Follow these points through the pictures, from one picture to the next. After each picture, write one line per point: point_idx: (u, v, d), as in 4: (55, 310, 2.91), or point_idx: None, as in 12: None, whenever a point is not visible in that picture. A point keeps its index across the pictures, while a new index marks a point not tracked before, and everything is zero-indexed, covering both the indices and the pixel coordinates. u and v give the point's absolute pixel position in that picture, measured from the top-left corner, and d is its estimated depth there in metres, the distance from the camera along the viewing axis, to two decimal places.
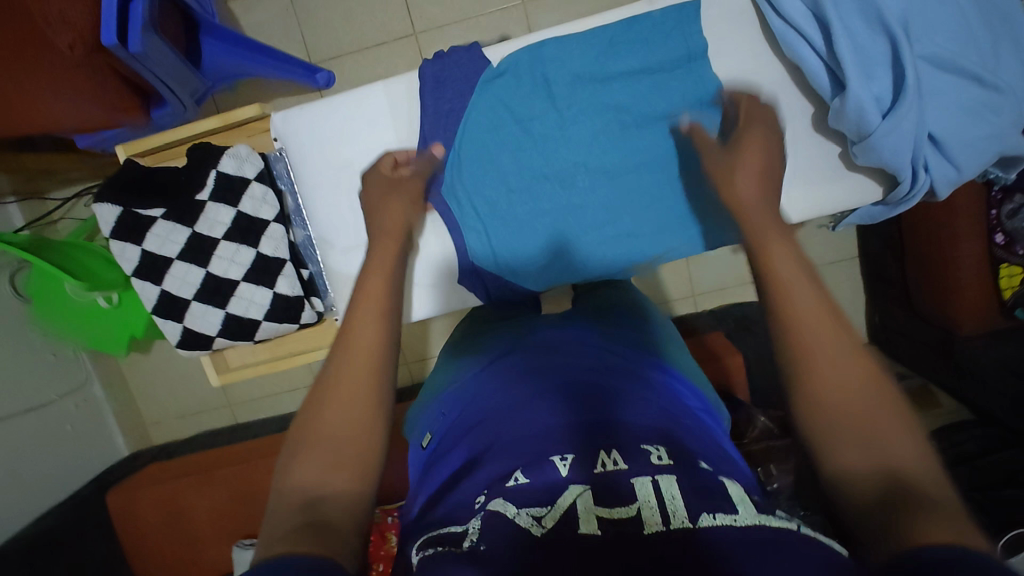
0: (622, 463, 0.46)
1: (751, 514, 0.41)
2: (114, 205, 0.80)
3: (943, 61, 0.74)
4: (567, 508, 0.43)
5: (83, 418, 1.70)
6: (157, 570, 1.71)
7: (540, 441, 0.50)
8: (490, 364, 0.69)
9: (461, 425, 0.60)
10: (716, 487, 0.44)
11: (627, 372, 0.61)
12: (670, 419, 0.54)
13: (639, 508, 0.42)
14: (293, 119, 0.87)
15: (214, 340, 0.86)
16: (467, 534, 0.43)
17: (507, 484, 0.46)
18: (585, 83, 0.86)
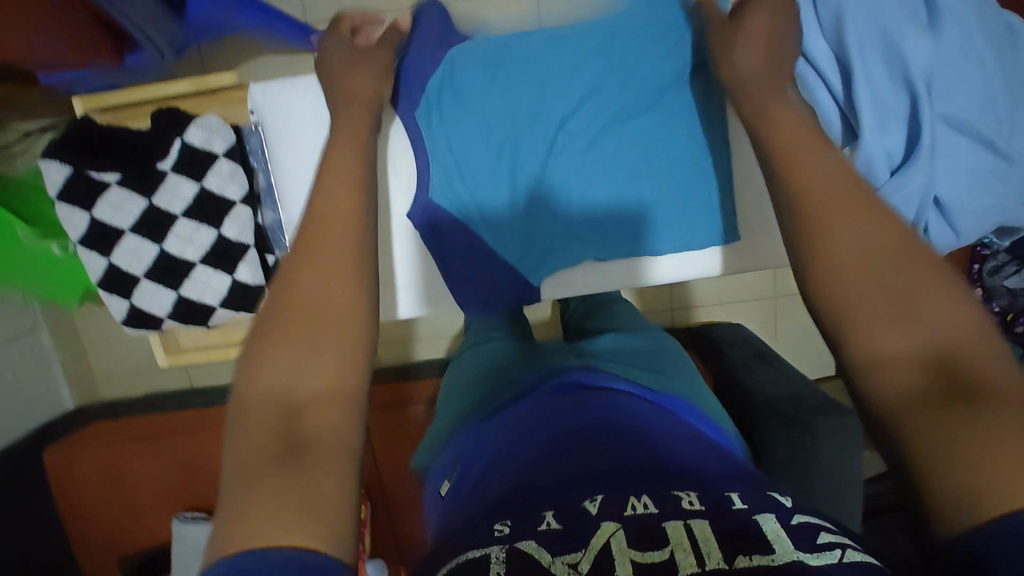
0: (653, 508, 0.44)
1: (789, 552, 0.38)
2: (64, 164, 0.73)
3: (959, 123, 0.71)
4: (601, 550, 0.40)
5: (27, 367, 1.60)
6: (93, 530, 1.67)
7: (567, 487, 0.48)
8: (500, 411, 0.69)
9: (478, 472, 0.58)
10: (748, 525, 0.41)
11: (646, 417, 0.61)
12: (690, 460, 0.53)
13: (673, 550, 0.40)
14: (274, 93, 0.77)
15: (164, 321, 0.80)
16: (492, 569, 0.39)
17: (537, 527, 0.43)
18: (590, 88, 0.83)
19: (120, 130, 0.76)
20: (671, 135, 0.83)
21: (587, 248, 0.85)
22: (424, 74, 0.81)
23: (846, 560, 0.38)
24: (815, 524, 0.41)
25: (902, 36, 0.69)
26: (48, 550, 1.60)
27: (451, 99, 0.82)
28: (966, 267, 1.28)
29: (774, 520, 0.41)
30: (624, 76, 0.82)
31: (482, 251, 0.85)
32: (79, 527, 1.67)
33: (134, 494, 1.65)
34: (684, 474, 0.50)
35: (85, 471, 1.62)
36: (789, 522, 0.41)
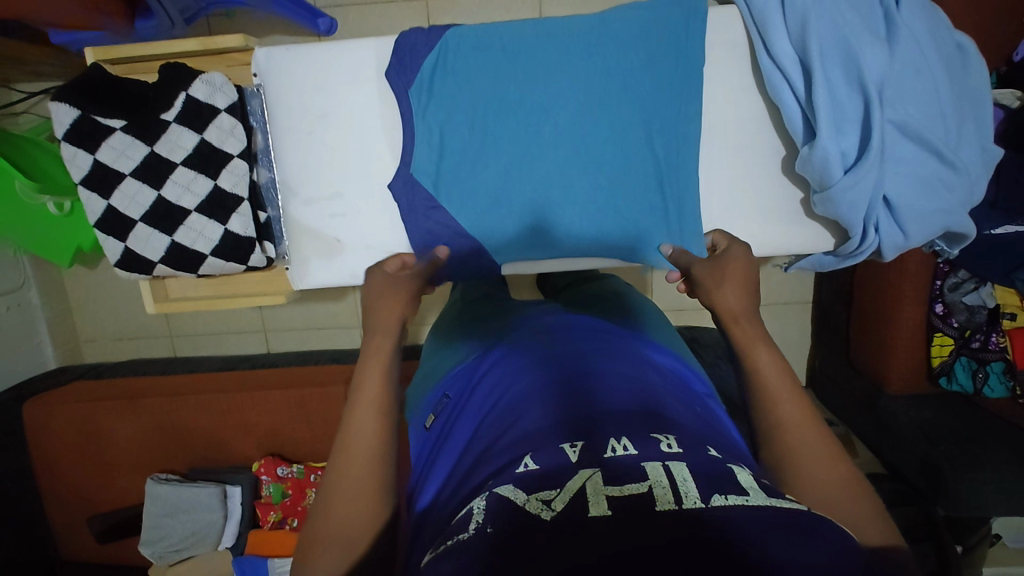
0: (632, 449, 0.49)
1: (762, 498, 0.43)
2: (73, 107, 0.78)
3: (911, 129, 0.77)
4: (577, 492, 0.44)
5: (13, 323, 1.64)
6: (67, 486, 1.69)
7: (550, 428, 0.53)
8: (485, 352, 0.75)
9: (471, 409, 0.64)
10: (725, 471, 0.47)
11: (630, 363, 0.65)
12: (665, 404, 0.58)
13: (651, 486, 0.44)
14: (275, 58, 0.86)
15: (156, 266, 0.84)
16: (472, 517, 0.44)
17: (517, 470, 0.48)
18: (580, 72, 0.85)
19: (128, 82, 0.80)
20: (670, 128, 0.86)
21: (576, 234, 0.89)
22: (425, 63, 0.85)
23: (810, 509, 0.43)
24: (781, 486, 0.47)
25: (859, 47, 0.75)
26: (21, 504, 1.62)
27: (444, 78, 0.85)
28: (927, 283, 1.31)
29: (749, 473, 0.47)
30: (615, 63, 0.84)
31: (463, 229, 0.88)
32: (54, 482, 1.69)
33: (110, 455, 1.66)
34: (662, 416, 0.55)
35: (62, 427, 1.62)
36: (763, 483, 0.47)
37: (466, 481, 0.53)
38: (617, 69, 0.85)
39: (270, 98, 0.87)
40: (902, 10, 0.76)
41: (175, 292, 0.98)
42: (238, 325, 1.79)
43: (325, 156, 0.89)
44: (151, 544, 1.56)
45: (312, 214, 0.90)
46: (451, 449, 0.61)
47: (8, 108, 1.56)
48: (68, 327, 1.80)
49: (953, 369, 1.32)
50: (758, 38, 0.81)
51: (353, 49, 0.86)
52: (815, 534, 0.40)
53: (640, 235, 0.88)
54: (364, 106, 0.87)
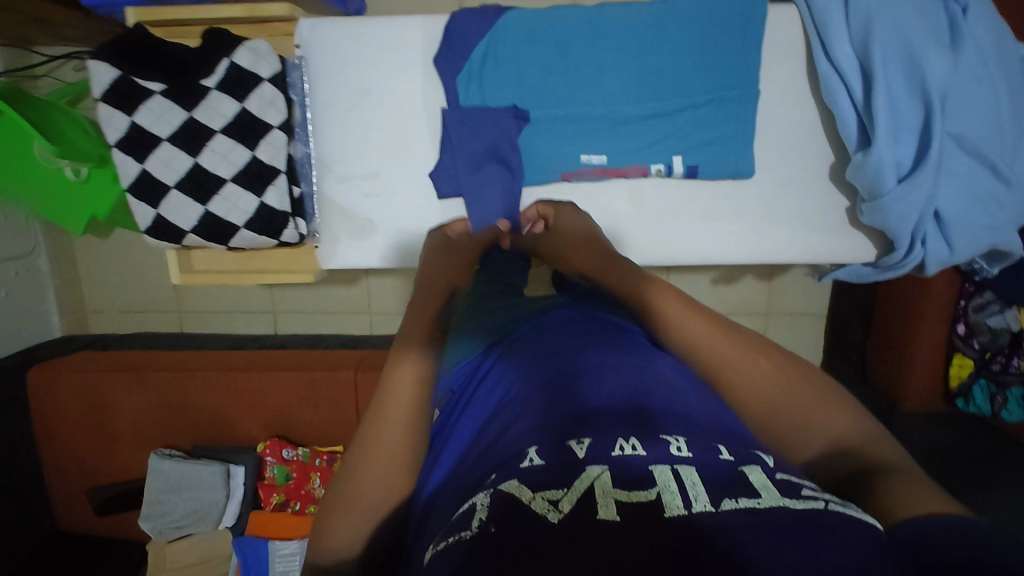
0: (640, 449, 0.45)
1: (775, 498, 0.39)
2: (114, 67, 0.76)
3: (968, 143, 0.76)
4: (585, 492, 0.41)
5: (22, 288, 1.62)
6: (66, 457, 1.67)
7: (557, 424, 0.50)
8: (496, 343, 0.74)
9: (481, 398, 0.62)
10: (735, 475, 0.43)
11: (645, 350, 0.63)
12: (687, 395, 0.54)
13: (660, 492, 0.40)
14: (321, 30, 0.84)
15: (186, 236, 0.82)
16: (475, 514, 0.42)
17: (521, 465, 0.45)
18: (626, 70, 0.83)
19: (168, 45, 0.78)
20: (715, 127, 0.84)
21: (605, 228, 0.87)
22: (476, 52, 0.83)
23: (829, 508, 0.38)
24: (796, 480, 0.43)
25: (924, 54, 0.73)
26: (21, 472, 1.60)
27: (492, 65, 0.83)
28: (951, 302, 1.28)
29: (760, 473, 0.43)
30: (663, 59, 0.82)
31: (504, 149, 0.85)
32: (54, 451, 1.67)
33: (113, 427, 1.65)
34: (677, 411, 0.51)
35: (65, 396, 1.60)
36: (777, 478, 0.43)
37: (472, 471, 0.51)
38: (661, 60, 0.82)
39: (313, 72, 0.85)
40: (968, 18, 0.75)
41: (201, 263, 0.96)
42: (248, 304, 1.77)
43: (366, 135, 0.87)
44: (151, 519, 1.54)
45: (346, 192, 0.89)
46: (458, 437, 0.58)
47: (28, 71, 1.53)
48: (75, 297, 1.78)
49: (970, 390, 1.27)
50: (817, 41, 0.79)
51: (402, 25, 0.83)
52: (837, 531, 0.36)
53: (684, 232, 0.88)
54: (409, 87, 0.85)
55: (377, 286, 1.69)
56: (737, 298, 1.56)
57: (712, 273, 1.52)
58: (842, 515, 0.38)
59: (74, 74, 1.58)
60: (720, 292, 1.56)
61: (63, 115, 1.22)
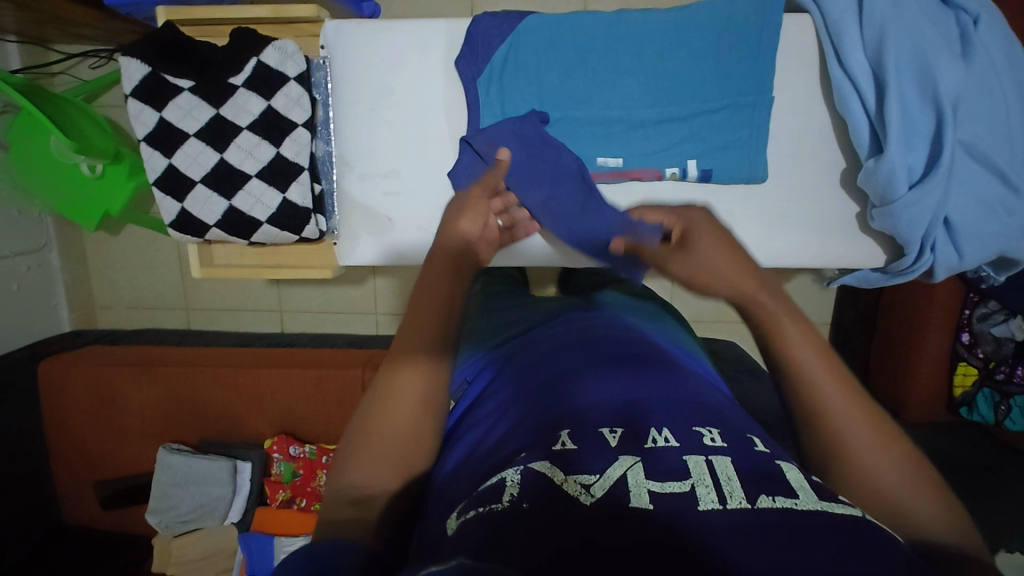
0: (674, 441, 0.48)
1: (813, 501, 0.41)
2: (144, 64, 0.78)
3: (978, 152, 0.78)
4: (618, 479, 0.43)
5: (33, 282, 1.63)
6: (72, 449, 1.68)
7: (581, 411, 0.52)
8: (509, 342, 0.77)
9: (499, 390, 0.65)
10: (773, 470, 0.44)
11: (660, 352, 0.67)
12: (704, 394, 0.57)
13: (694, 484, 0.42)
14: (346, 31, 0.86)
15: (210, 230, 0.84)
16: (507, 487, 0.43)
17: (553, 446, 0.47)
18: (644, 73, 0.85)
19: (197, 43, 0.79)
20: (731, 131, 0.86)
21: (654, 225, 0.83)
22: (497, 56, 0.84)
23: (863, 516, 0.40)
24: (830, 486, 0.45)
25: (937, 65, 0.75)
26: (29, 463, 1.60)
27: (513, 68, 0.85)
28: (955, 312, 1.30)
29: (798, 472, 0.45)
30: (681, 65, 0.84)
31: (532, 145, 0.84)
32: (60, 444, 1.67)
33: (121, 421, 1.66)
34: (697, 404, 0.54)
35: (74, 389, 1.61)
36: (813, 481, 0.44)
37: (493, 453, 0.53)
38: (679, 67, 0.84)
39: (338, 73, 0.87)
40: (979, 30, 0.77)
41: (220, 257, 0.97)
42: (255, 302, 1.79)
43: (388, 135, 0.89)
44: (158, 514, 1.55)
45: (365, 190, 0.90)
46: (476, 422, 0.61)
47: (45, 68, 1.55)
48: (84, 291, 1.79)
49: (975, 400, 1.30)
50: (831, 50, 0.81)
51: (426, 28, 0.85)
52: (875, 542, 0.37)
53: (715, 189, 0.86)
54: (432, 89, 0.87)
55: (384, 288, 1.71)
56: None
57: (717, 278, 1.54)
58: (876, 525, 0.39)
59: (89, 72, 1.60)
60: (725, 297, 1.57)
61: (76, 108, 1.22)
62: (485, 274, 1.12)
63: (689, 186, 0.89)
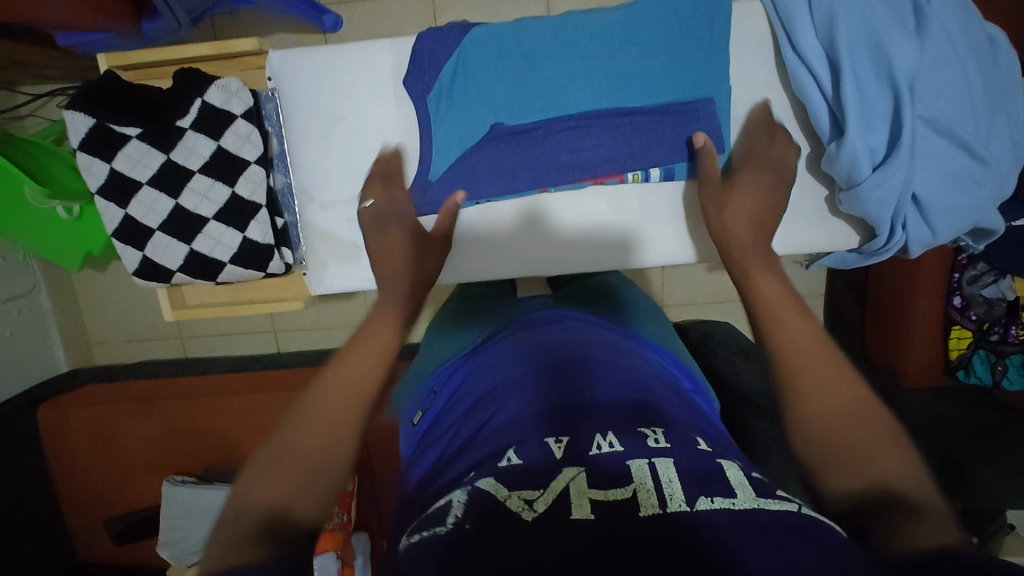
0: (618, 445, 0.47)
1: (750, 499, 0.41)
2: (89, 116, 0.79)
3: (940, 125, 0.76)
4: (560, 492, 0.42)
5: (25, 326, 1.64)
6: (80, 489, 1.69)
7: (533, 420, 0.52)
8: (478, 346, 0.77)
9: (462, 399, 0.65)
10: (713, 470, 0.45)
11: (616, 348, 0.66)
12: (659, 397, 0.57)
13: (636, 489, 0.42)
14: (292, 61, 0.84)
15: (174, 274, 0.85)
16: (451, 510, 0.43)
17: (499, 463, 0.47)
18: (594, 76, 0.83)
19: (140, 87, 0.80)
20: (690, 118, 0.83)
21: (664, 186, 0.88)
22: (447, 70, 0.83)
23: (802, 510, 0.41)
24: (771, 482, 0.45)
25: (890, 43, 0.73)
26: (39, 505, 1.62)
27: (464, 81, 0.83)
28: (945, 275, 1.26)
29: (739, 470, 0.45)
30: (631, 60, 0.83)
31: (506, 150, 0.86)
32: (67, 485, 1.69)
33: (125, 457, 1.66)
34: (644, 406, 0.53)
35: (75, 429, 1.62)
36: (753, 479, 0.45)
37: (449, 471, 0.52)
38: (630, 60, 0.83)
39: (287, 103, 0.86)
40: (933, 2, 0.75)
41: (193, 298, 0.97)
42: (247, 326, 1.79)
43: (343, 158, 0.88)
44: (169, 546, 1.54)
45: (329, 218, 0.89)
46: (439, 437, 0.60)
47: (13, 111, 1.54)
48: (78, 330, 1.79)
49: (970, 362, 1.27)
50: (783, 34, 0.80)
51: (373, 49, 0.84)
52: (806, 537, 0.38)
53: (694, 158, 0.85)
54: (384, 111, 0.86)
55: (373, 300, 1.70)
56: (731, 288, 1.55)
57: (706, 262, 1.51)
58: (815, 518, 0.40)
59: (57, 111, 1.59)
60: (715, 279, 1.55)
61: (45, 153, 1.21)
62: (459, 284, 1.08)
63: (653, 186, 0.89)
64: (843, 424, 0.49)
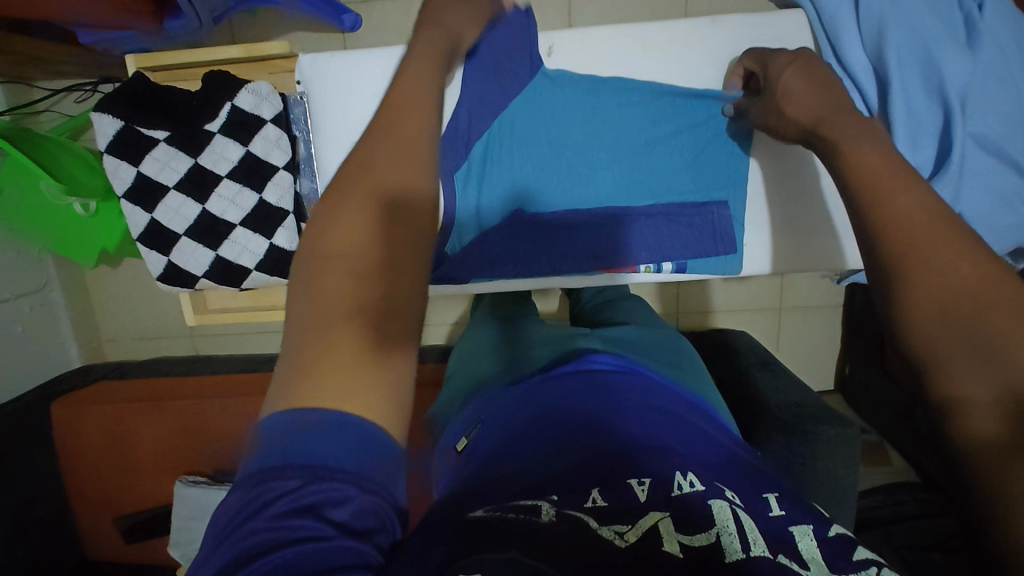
0: (699, 485, 0.44)
1: (823, 574, 0.37)
2: (115, 118, 0.78)
3: (989, 143, 0.74)
4: (650, 528, 0.40)
5: (37, 323, 1.62)
6: (90, 486, 1.68)
7: (606, 462, 0.47)
8: (523, 379, 0.67)
9: (512, 423, 0.58)
10: (783, 537, 0.40)
11: (680, 400, 0.61)
12: (728, 452, 0.52)
13: (719, 534, 0.39)
14: (322, 64, 0.81)
15: (199, 280, 0.85)
16: (543, 511, 0.40)
17: (586, 504, 0.42)
18: (623, 160, 0.86)
19: (168, 90, 0.79)
20: (709, 151, 0.85)
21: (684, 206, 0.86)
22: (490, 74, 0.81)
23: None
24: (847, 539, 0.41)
25: (941, 56, 0.72)
26: (48, 503, 1.61)
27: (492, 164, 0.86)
28: None
29: (811, 538, 0.40)
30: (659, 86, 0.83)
31: (547, 156, 0.87)
32: (76, 482, 1.68)
33: (136, 456, 1.65)
34: (709, 456, 0.50)
35: (86, 426, 1.62)
36: (824, 535, 0.41)
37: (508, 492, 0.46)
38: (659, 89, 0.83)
39: (316, 106, 0.82)
40: (985, 14, 0.73)
41: (214, 302, 0.97)
42: (258, 326, 1.77)
43: None
44: (179, 546, 1.54)
45: None
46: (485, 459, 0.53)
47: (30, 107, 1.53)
48: (89, 326, 1.78)
49: None
50: (826, 48, 0.78)
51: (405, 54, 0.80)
52: None
53: (714, 187, 0.86)
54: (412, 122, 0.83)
55: None
56: (750, 296, 1.52)
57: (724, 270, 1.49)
58: None
59: (74, 107, 1.57)
60: (731, 288, 1.53)
61: (62, 149, 1.17)
62: (479, 309, 1.03)
63: (665, 277, 0.90)
64: (961, 306, 0.39)
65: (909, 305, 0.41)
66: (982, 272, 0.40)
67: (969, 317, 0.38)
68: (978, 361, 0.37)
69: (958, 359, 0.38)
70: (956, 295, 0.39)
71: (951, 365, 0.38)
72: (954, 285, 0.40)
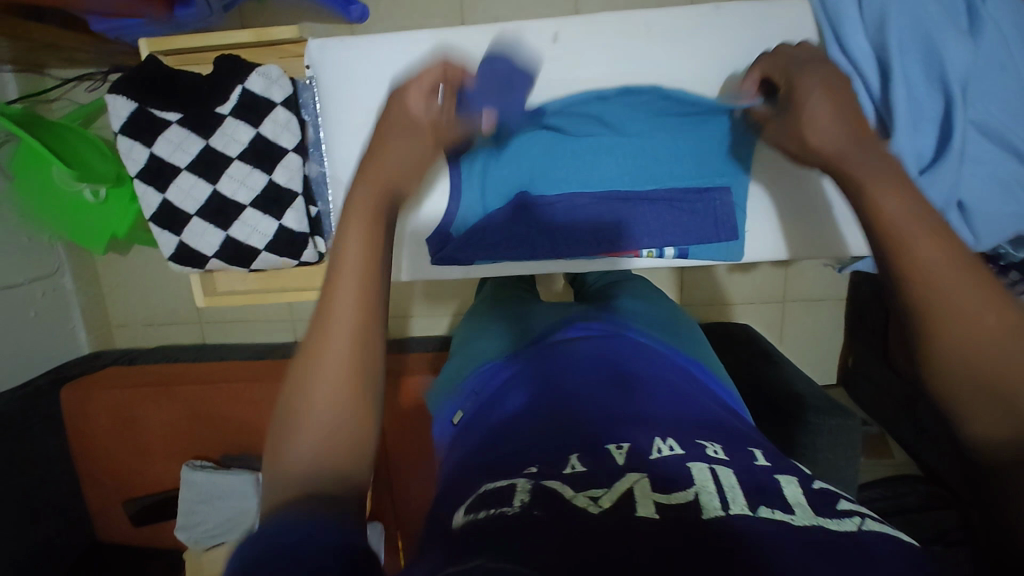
0: (678, 449, 0.47)
1: (808, 517, 0.40)
2: (130, 100, 0.80)
3: (990, 130, 0.75)
4: (625, 492, 0.42)
5: (48, 308, 1.64)
6: (99, 470, 1.71)
7: (587, 431, 0.50)
8: (520, 351, 0.70)
9: (505, 396, 0.61)
10: (771, 486, 0.43)
11: (669, 368, 0.63)
12: (711, 415, 0.55)
13: (698, 492, 0.41)
14: (331, 50, 0.82)
15: (209, 260, 0.87)
16: (517, 495, 0.42)
17: (563, 470, 0.45)
18: (625, 148, 0.87)
19: (180, 74, 0.81)
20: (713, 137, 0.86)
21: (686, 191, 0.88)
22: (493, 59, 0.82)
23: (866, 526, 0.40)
24: (832, 493, 0.44)
25: (943, 43, 0.73)
26: (58, 486, 1.63)
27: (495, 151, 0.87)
28: None
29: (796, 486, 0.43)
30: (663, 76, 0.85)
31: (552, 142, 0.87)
32: (86, 466, 1.70)
33: (145, 440, 1.68)
34: (690, 418, 0.53)
35: (96, 411, 1.64)
36: (812, 491, 0.43)
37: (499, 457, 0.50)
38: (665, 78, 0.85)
39: (325, 92, 0.83)
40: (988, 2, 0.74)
41: (223, 285, 0.99)
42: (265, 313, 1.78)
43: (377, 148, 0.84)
44: (187, 529, 1.56)
45: None
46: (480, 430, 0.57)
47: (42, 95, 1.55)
48: (99, 312, 1.79)
49: None
50: (829, 36, 0.78)
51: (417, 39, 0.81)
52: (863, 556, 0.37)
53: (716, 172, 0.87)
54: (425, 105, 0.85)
55: None
56: (755, 287, 1.52)
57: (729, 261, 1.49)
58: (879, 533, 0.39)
59: (85, 95, 1.59)
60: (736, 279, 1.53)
61: (74, 134, 1.19)
62: (484, 290, 1.06)
63: (666, 262, 0.92)
64: (984, 350, 0.43)
65: (937, 351, 0.44)
66: (997, 311, 0.43)
67: (995, 364, 0.42)
68: (995, 403, 0.42)
69: (970, 399, 0.43)
70: (980, 337, 0.43)
71: (967, 405, 0.43)
72: (978, 332, 0.43)
